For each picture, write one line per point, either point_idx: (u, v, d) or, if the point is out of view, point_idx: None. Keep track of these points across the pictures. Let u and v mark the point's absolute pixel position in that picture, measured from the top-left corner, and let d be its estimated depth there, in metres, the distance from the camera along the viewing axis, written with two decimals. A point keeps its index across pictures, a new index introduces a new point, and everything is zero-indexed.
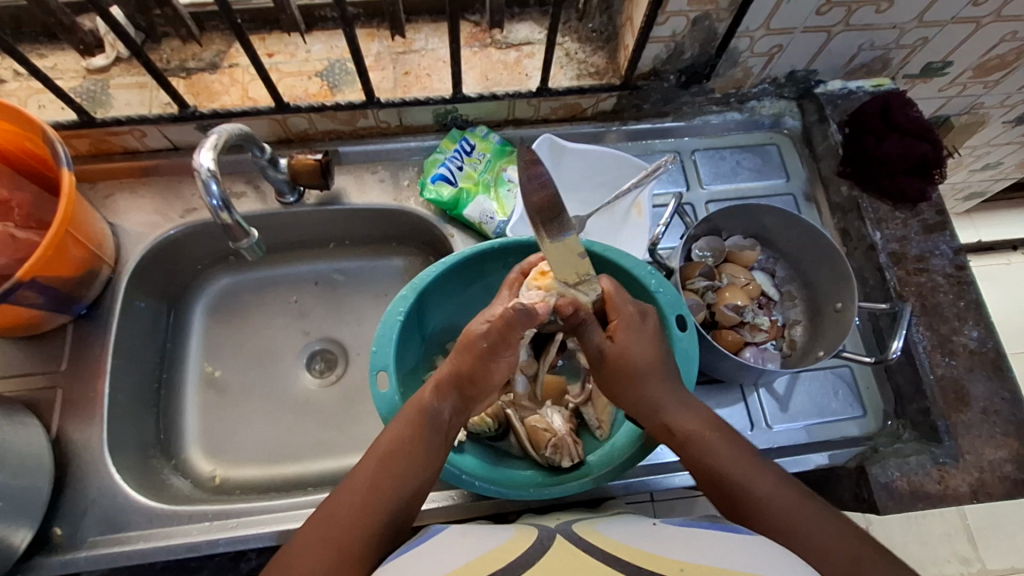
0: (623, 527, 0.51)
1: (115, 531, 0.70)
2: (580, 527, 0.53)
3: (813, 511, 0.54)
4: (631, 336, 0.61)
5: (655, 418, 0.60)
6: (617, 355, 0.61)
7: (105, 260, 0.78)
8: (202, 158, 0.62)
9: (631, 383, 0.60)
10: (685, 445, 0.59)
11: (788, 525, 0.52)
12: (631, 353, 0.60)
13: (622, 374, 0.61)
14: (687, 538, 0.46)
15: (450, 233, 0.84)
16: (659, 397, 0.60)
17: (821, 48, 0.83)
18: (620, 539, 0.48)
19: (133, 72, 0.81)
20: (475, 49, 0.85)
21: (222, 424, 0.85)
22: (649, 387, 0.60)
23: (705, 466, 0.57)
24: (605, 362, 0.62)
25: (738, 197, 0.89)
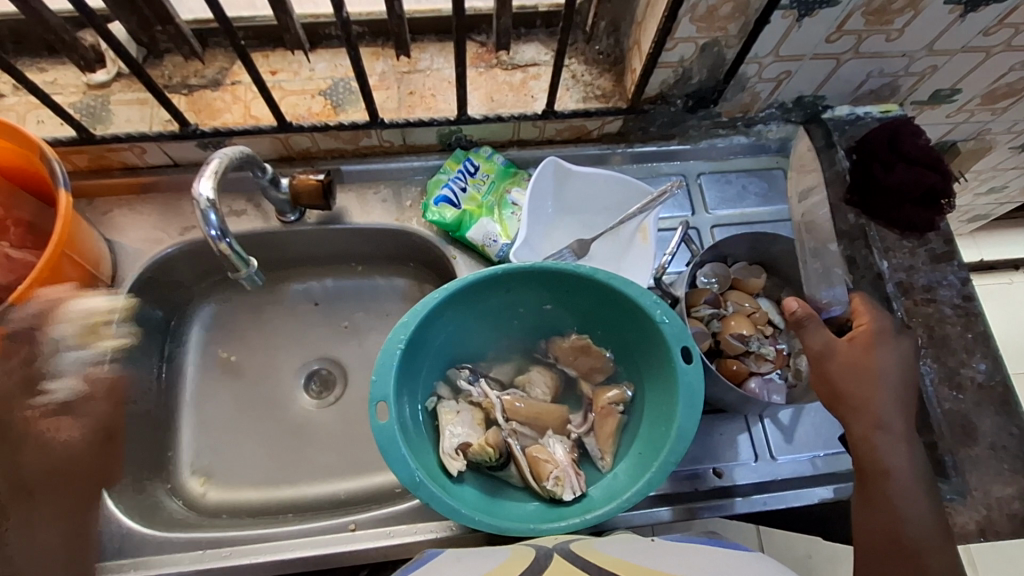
0: (618, 546, 0.55)
1: (106, 559, 0.68)
2: (576, 546, 0.55)
3: (917, 524, 0.60)
4: (872, 344, 0.64)
5: (873, 432, 0.62)
6: (853, 354, 0.64)
7: (102, 278, 0.77)
8: (201, 187, 0.61)
9: (863, 383, 0.63)
10: (866, 473, 0.62)
11: (904, 537, 0.59)
12: (873, 360, 0.64)
13: (842, 373, 0.63)
14: (678, 554, 0.52)
15: (452, 255, 0.83)
16: (881, 409, 0.63)
17: (830, 74, 0.82)
18: (618, 554, 0.52)
19: (133, 88, 0.80)
20: (481, 69, 0.84)
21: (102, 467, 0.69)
22: (868, 391, 0.63)
23: (885, 476, 0.61)
24: (822, 359, 0.64)
25: (744, 222, 0.88)
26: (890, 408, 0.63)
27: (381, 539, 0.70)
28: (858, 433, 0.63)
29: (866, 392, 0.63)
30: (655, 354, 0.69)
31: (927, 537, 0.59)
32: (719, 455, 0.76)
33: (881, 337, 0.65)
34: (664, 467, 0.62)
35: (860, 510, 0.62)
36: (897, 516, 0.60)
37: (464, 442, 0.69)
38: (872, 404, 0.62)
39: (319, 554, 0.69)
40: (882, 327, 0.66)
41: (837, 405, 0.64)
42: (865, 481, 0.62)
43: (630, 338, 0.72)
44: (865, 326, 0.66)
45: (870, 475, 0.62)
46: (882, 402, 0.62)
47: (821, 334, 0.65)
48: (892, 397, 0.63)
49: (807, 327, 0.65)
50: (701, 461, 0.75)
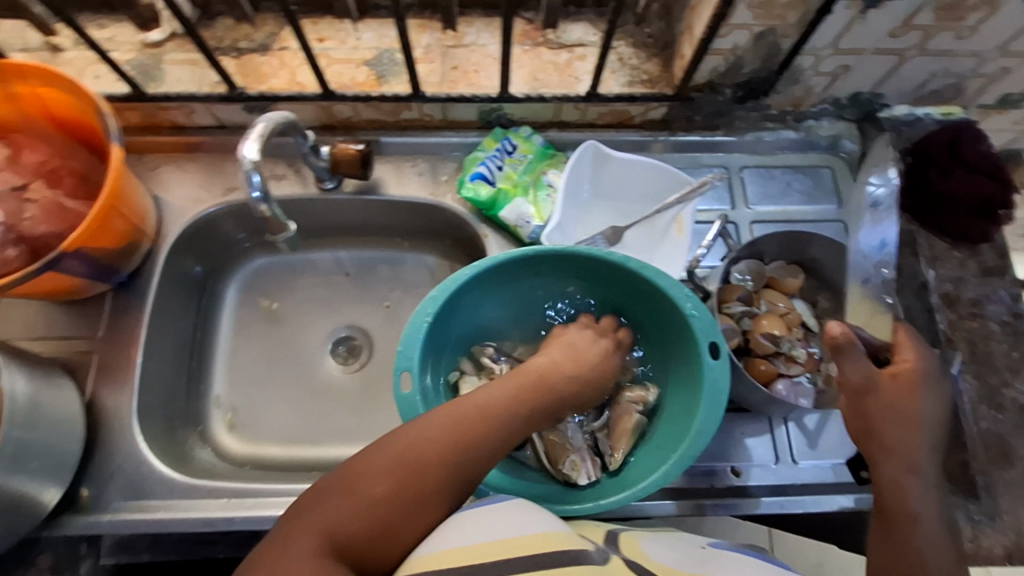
0: (665, 542, 0.54)
1: (137, 499, 0.72)
2: (624, 537, 0.55)
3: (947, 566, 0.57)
4: (915, 384, 0.63)
5: (901, 471, 0.61)
6: (894, 393, 0.63)
7: (146, 233, 0.79)
8: (245, 150, 0.62)
9: (899, 423, 0.62)
10: (892, 511, 0.60)
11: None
12: (917, 402, 0.62)
13: (879, 410, 0.62)
14: (726, 567, 0.51)
15: (484, 233, 0.83)
16: (912, 449, 0.61)
17: (890, 72, 0.78)
18: (664, 557, 0.51)
19: (186, 48, 0.82)
20: (527, 47, 0.83)
21: (479, 447, 0.54)
22: (905, 435, 0.61)
23: (910, 516, 0.59)
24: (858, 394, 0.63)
25: (785, 220, 0.85)
26: (926, 453, 0.62)
27: None
28: (885, 471, 0.61)
29: (902, 433, 0.61)
30: (682, 347, 0.68)
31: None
32: (738, 454, 0.75)
33: (924, 379, 0.63)
34: (681, 461, 0.62)
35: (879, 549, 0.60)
36: (922, 558, 0.57)
37: None
38: (908, 447, 0.61)
39: None
40: (928, 370, 0.64)
41: (869, 442, 0.63)
42: (889, 519, 0.60)
43: (658, 328, 0.71)
44: (908, 363, 0.64)
45: (896, 517, 0.59)
46: (917, 447, 0.61)
47: (864, 368, 0.63)
48: (929, 443, 0.62)
49: (846, 358, 0.63)
50: (719, 460, 0.74)
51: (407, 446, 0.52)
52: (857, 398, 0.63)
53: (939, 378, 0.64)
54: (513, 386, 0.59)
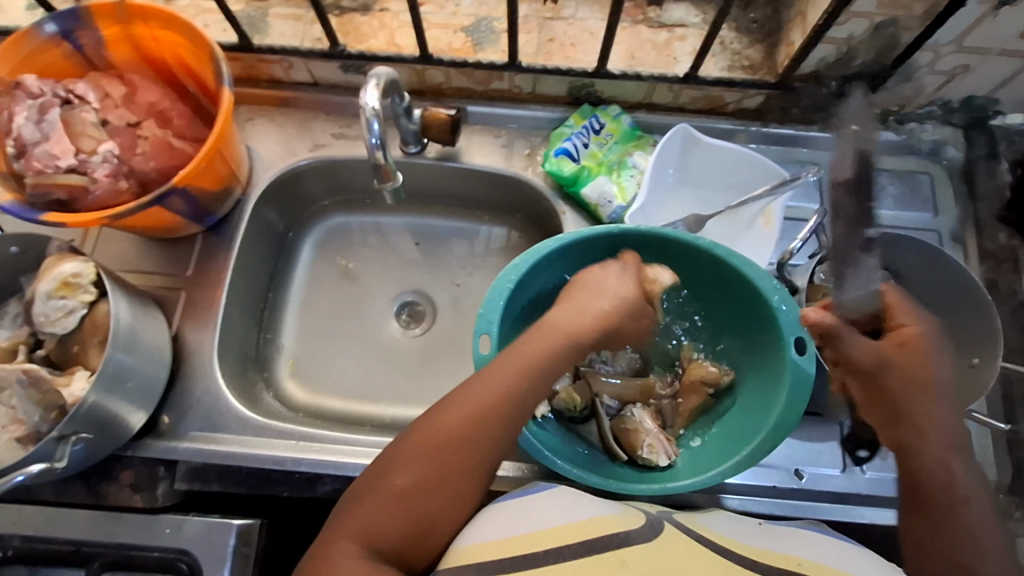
0: (724, 520, 0.55)
1: (213, 431, 0.75)
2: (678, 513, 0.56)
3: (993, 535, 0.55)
4: (922, 350, 0.61)
5: (924, 448, 0.59)
6: (906, 364, 0.61)
7: (239, 180, 0.82)
8: (367, 96, 0.64)
9: (920, 394, 0.60)
10: (934, 496, 0.57)
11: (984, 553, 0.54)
12: (930, 368, 0.61)
13: (899, 386, 0.60)
14: (791, 542, 0.52)
15: (562, 210, 0.83)
16: (931, 421, 0.59)
17: (1014, 76, 0.74)
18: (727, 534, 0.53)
19: (291, 3, 0.84)
20: (626, 24, 0.82)
21: (499, 423, 0.55)
22: (921, 404, 0.60)
23: (940, 494, 0.57)
24: (859, 372, 0.63)
25: (876, 224, 0.82)
26: (944, 421, 0.59)
27: None
28: (922, 453, 0.58)
29: (926, 406, 0.59)
30: (762, 341, 0.67)
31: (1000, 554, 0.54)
32: (804, 456, 0.73)
33: (931, 342, 0.62)
34: (756, 452, 0.62)
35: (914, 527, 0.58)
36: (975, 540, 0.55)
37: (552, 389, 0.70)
38: (936, 422, 0.59)
39: None
40: (930, 332, 0.63)
41: (897, 422, 0.60)
42: (929, 503, 0.57)
43: (738, 320, 0.70)
44: (909, 330, 0.62)
45: (928, 499, 0.57)
46: (934, 416, 0.59)
47: (864, 346, 0.62)
48: (947, 409, 0.60)
49: (846, 339, 0.62)
50: (783, 461, 0.72)
51: (427, 438, 0.54)
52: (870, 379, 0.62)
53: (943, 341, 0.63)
54: (550, 343, 0.60)
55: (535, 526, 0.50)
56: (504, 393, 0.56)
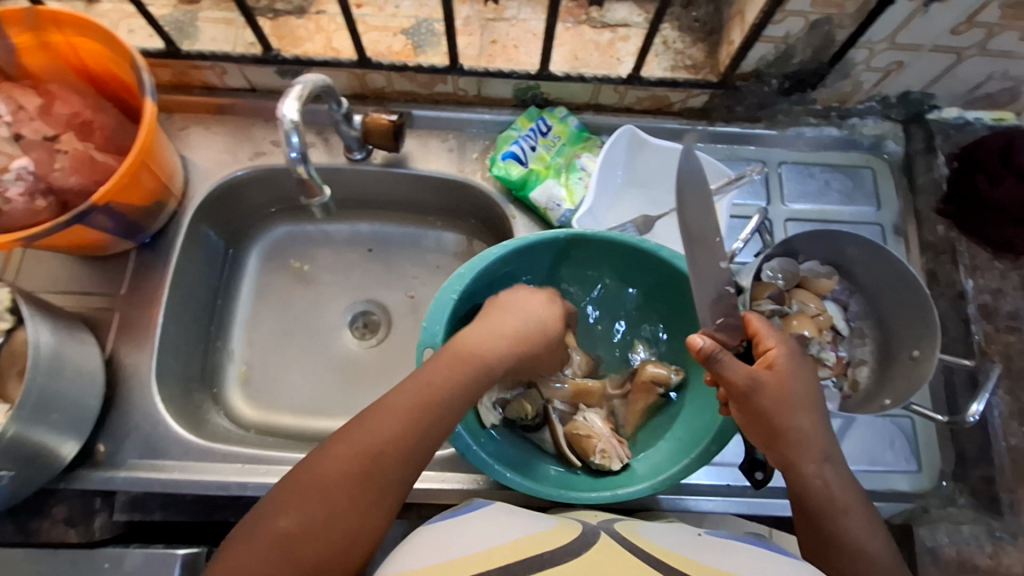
0: (662, 531, 0.54)
1: (154, 458, 0.72)
2: (621, 524, 0.55)
3: (878, 541, 0.55)
4: (787, 371, 0.56)
5: (818, 463, 0.56)
6: (775, 386, 0.55)
7: (173, 193, 0.79)
8: (285, 108, 0.61)
9: (790, 415, 0.56)
10: (820, 508, 0.56)
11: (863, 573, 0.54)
12: (792, 384, 0.56)
13: (775, 408, 0.55)
14: (726, 553, 0.50)
15: (512, 214, 0.82)
16: (811, 434, 0.56)
17: (946, 71, 0.75)
18: (665, 542, 0.51)
19: (222, 7, 0.80)
20: (569, 25, 0.81)
21: (420, 435, 0.54)
22: (803, 419, 0.56)
23: (836, 509, 0.55)
24: (767, 401, 0.55)
25: (821, 220, 0.83)
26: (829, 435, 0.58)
27: None
28: (806, 471, 0.56)
29: (796, 426, 0.56)
30: None
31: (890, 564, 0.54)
32: None
33: (792, 359, 0.57)
34: (703, 455, 0.61)
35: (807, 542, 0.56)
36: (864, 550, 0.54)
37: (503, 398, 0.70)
38: (786, 428, 0.56)
39: None
40: (790, 349, 0.58)
41: (776, 442, 0.56)
42: (818, 518, 0.55)
43: (685, 321, 0.70)
44: (774, 352, 0.57)
45: (821, 514, 0.55)
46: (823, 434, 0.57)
47: (745, 369, 0.55)
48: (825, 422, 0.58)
49: (723, 362, 0.54)
50: (736, 458, 0.73)
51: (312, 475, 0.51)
52: (746, 400, 0.55)
53: (805, 359, 0.58)
54: (447, 372, 0.56)
55: (456, 554, 0.47)
56: (400, 427, 0.53)
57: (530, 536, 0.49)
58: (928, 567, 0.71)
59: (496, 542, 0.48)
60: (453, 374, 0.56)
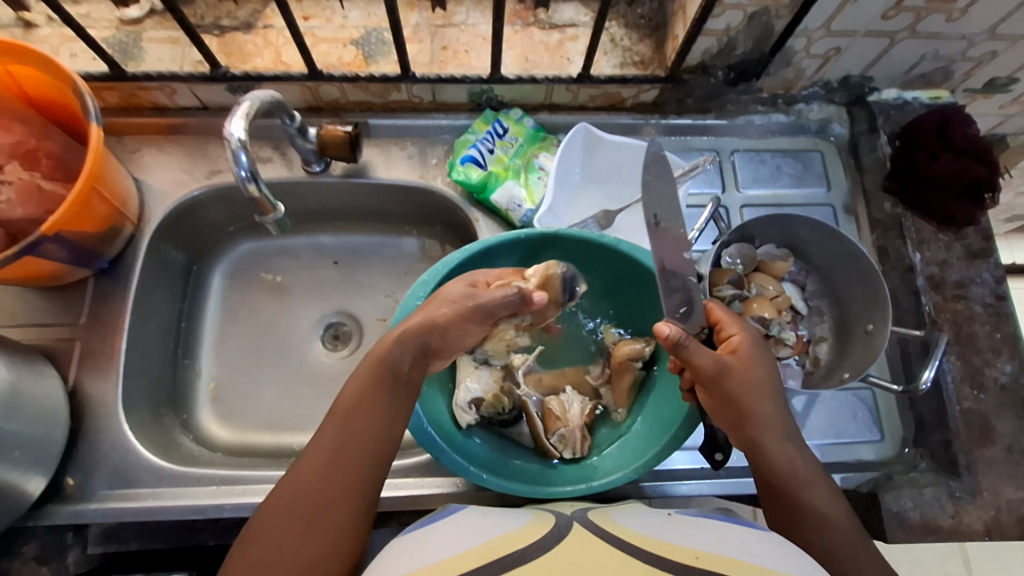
0: (640, 516, 0.55)
1: (125, 487, 0.71)
2: (595, 514, 0.56)
3: (840, 511, 0.57)
4: (750, 357, 0.59)
5: (780, 442, 0.59)
6: (739, 370, 0.58)
7: (128, 217, 0.77)
8: (233, 127, 0.61)
9: (753, 396, 0.58)
10: (785, 484, 0.58)
11: (832, 547, 0.55)
12: (755, 369, 0.59)
13: (740, 390, 0.58)
14: (696, 531, 0.50)
15: (475, 217, 0.82)
16: (773, 415, 0.59)
17: (881, 54, 0.78)
18: (637, 527, 0.52)
19: (166, 26, 0.79)
20: (518, 27, 0.82)
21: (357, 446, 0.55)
22: (766, 402, 0.59)
23: (799, 482, 0.58)
24: (733, 383, 0.57)
25: (775, 204, 0.85)
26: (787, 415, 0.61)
27: (389, 490, 0.71)
28: (770, 448, 0.58)
29: (761, 407, 0.58)
30: None
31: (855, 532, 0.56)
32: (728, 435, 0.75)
33: (755, 347, 0.60)
34: (672, 442, 0.63)
35: (774, 514, 0.59)
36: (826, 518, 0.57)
37: (478, 397, 0.69)
38: (749, 410, 0.58)
39: None
40: (754, 338, 0.61)
41: (741, 423, 0.58)
42: (783, 492, 0.58)
43: (649, 311, 0.72)
44: (737, 338, 0.60)
45: (784, 488, 0.58)
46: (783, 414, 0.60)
47: (710, 354, 0.57)
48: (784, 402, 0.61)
49: (690, 348, 0.56)
50: None
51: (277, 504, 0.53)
52: (714, 383, 0.57)
53: (766, 346, 0.62)
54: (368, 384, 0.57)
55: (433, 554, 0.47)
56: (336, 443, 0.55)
57: (503, 535, 0.50)
58: (897, 533, 0.72)
59: (467, 546, 0.48)
60: (375, 380, 0.58)
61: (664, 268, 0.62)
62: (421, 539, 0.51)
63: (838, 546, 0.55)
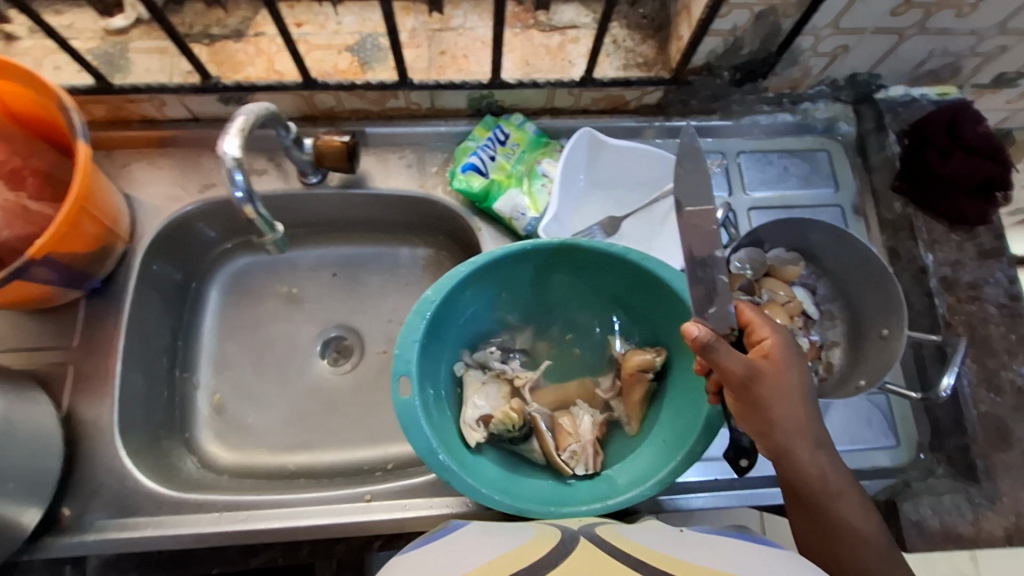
0: (645, 532, 0.54)
1: (125, 516, 0.69)
2: (601, 528, 0.55)
3: (867, 520, 0.57)
4: (783, 360, 0.57)
5: (812, 452, 0.57)
6: (770, 376, 0.55)
7: (120, 235, 0.75)
8: (227, 146, 0.58)
9: (785, 403, 0.55)
10: (814, 495, 0.57)
11: (858, 557, 0.55)
12: (788, 374, 0.56)
13: (772, 396, 0.55)
14: (703, 547, 0.49)
15: (478, 226, 0.80)
16: (805, 424, 0.56)
17: (889, 51, 0.77)
18: (642, 540, 0.51)
19: (153, 36, 0.77)
20: (517, 30, 0.80)
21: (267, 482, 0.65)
22: (798, 410, 0.56)
23: (828, 493, 0.57)
24: (765, 390, 0.55)
25: (783, 206, 0.84)
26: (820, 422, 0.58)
27: (398, 511, 0.70)
28: (801, 458, 0.56)
29: (792, 414, 0.56)
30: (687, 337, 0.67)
31: (881, 543, 0.56)
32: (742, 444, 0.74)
33: (788, 350, 0.57)
34: (689, 456, 0.61)
35: (801, 521, 0.58)
36: (852, 528, 0.56)
37: (486, 414, 0.69)
38: (781, 418, 0.55)
39: (337, 523, 0.69)
40: (786, 339, 0.58)
41: (771, 430, 0.56)
42: (812, 501, 0.57)
43: (659, 320, 0.70)
44: (768, 342, 0.57)
45: (813, 498, 0.57)
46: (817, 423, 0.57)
47: (743, 358, 0.54)
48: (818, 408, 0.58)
49: (720, 351, 0.53)
50: (722, 451, 0.73)
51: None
52: (744, 390, 0.54)
53: (798, 348, 0.59)
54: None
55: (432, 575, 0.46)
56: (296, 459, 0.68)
57: (503, 554, 0.49)
58: (917, 541, 0.71)
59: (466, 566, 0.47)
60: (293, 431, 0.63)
61: (693, 256, 0.61)
62: (423, 560, 0.50)
63: (868, 561, 0.55)
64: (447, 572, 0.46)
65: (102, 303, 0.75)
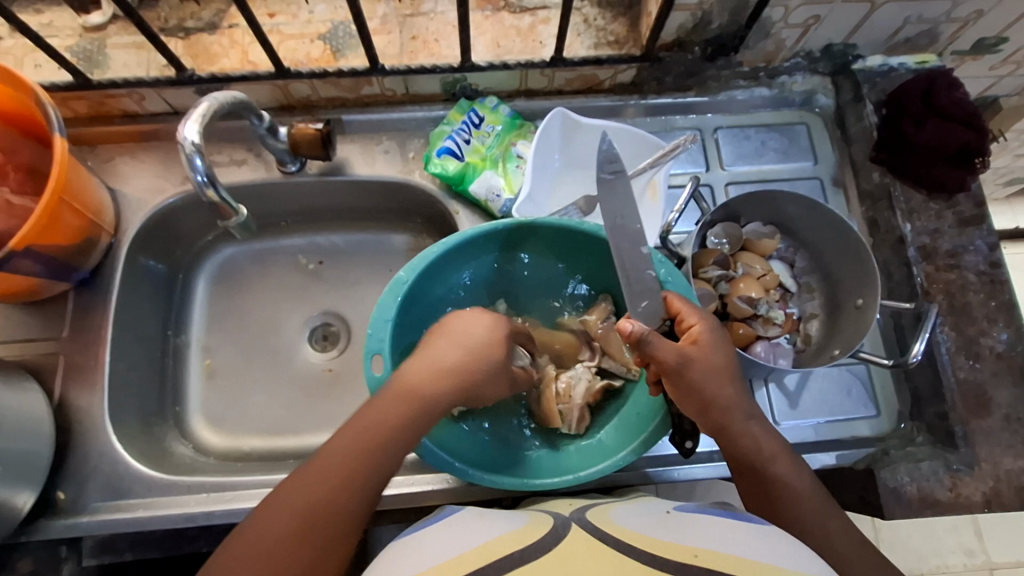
0: (634, 515, 0.52)
1: (116, 498, 0.71)
2: (593, 514, 0.53)
3: (807, 484, 0.57)
4: (711, 344, 0.58)
5: (744, 423, 0.58)
6: (699, 361, 0.57)
7: (104, 228, 0.77)
8: (187, 131, 0.60)
9: (717, 384, 0.57)
10: (751, 463, 0.58)
11: (801, 520, 0.55)
12: (716, 357, 0.58)
13: (703, 379, 0.57)
14: (696, 527, 0.47)
15: (455, 210, 0.81)
16: (738, 400, 0.58)
17: (863, 20, 0.75)
18: (633, 525, 0.49)
19: (129, 31, 0.78)
20: (487, 13, 0.80)
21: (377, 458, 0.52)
22: (730, 389, 0.58)
23: (764, 458, 0.58)
24: (696, 375, 0.56)
25: (761, 180, 0.84)
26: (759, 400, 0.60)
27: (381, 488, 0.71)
28: (735, 430, 0.58)
29: (724, 395, 0.57)
30: None
31: (819, 505, 0.56)
32: None
33: (714, 333, 0.59)
34: (658, 429, 0.62)
35: (748, 493, 0.58)
36: (792, 493, 0.56)
37: None
38: (713, 399, 0.57)
39: None
40: (712, 323, 0.59)
41: (706, 410, 0.57)
42: (750, 469, 0.58)
43: None
44: (697, 328, 0.58)
45: (749, 465, 0.58)
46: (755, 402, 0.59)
47: (673, 346, 0.56)
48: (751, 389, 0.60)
49: (652, 342, 0.56)
50: None
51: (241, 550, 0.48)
52: (678, 377, 0.56)
53: (726, 332, 0.61)
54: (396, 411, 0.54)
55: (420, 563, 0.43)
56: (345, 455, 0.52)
57: (500, 538, 0.46)
58: (894, 509, 0.71)
59: (456, 553, 0.44)
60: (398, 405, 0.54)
61: (622, 254, 0.61)
62: (413, 546, 0.47)
63: (810, 518, 0.55)
64: (436, 559, 0.43)
65: (90, 295, 0.77)
